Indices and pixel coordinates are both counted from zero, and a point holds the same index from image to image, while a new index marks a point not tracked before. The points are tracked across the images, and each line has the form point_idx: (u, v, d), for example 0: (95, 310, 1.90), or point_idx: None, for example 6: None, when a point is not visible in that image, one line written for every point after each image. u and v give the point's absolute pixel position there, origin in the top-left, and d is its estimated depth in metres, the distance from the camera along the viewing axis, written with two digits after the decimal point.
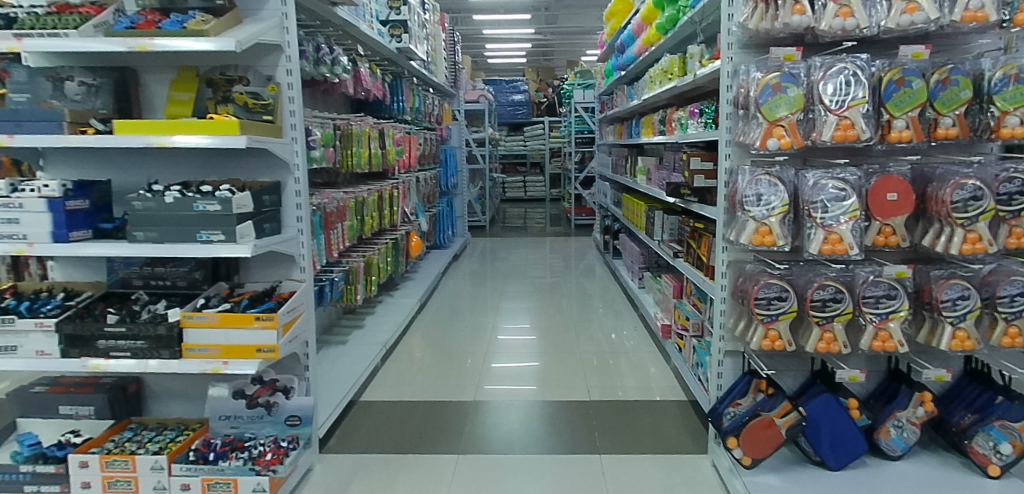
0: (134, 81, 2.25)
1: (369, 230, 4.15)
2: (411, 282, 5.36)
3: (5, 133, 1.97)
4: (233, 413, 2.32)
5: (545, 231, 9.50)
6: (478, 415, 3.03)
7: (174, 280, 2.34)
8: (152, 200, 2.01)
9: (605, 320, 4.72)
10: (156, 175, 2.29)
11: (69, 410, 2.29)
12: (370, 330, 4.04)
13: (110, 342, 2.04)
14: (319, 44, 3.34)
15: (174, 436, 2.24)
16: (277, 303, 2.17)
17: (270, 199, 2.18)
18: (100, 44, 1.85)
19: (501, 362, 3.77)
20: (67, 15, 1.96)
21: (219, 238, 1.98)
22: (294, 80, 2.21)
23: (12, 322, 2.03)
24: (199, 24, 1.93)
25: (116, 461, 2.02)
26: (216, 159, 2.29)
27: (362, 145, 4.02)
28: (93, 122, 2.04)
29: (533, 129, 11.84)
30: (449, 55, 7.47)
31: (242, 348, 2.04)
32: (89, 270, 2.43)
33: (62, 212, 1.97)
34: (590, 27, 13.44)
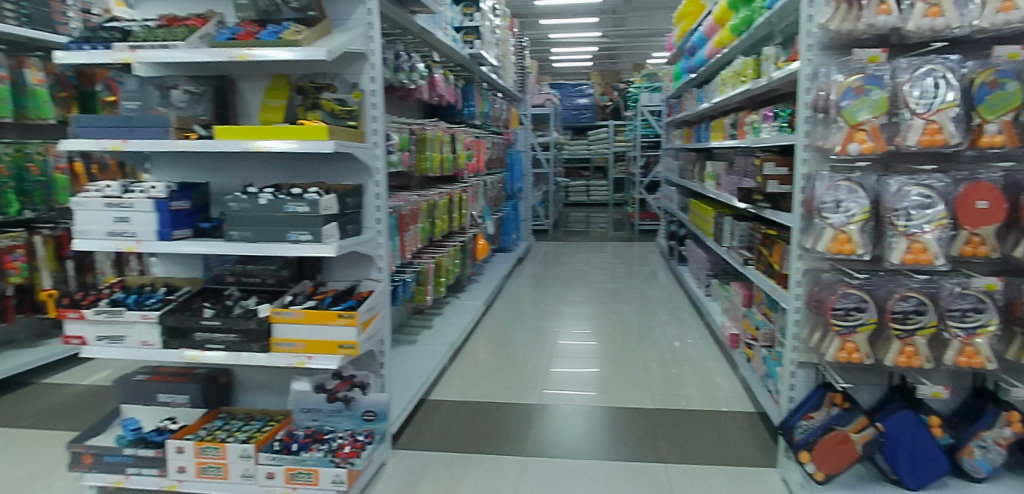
0: (232, 90, 2.38)
1: (439, 233, 4.22)
2: (476, 285, 5.42)
3: (118, 139, 2.09)
4: (315, 406, 2.39)
5: (607, 236, 9.43)
6: (542, 418, 3.04)
7: (263, 277, 2.46)
8: (247, 202, 2.12)
9: (668, 327, 4.65)
10: (251, 178, 2.42)
11: (167, 398, 2.42)
12: (437, 331, 4.11)
13: (205, 335, 2.16)
14: (398, 52, 3.45)
15: (261, 427, 2.35)
16: (357, 301, 2.25)
17: (352, 201, 2.26)
18: (206, 55, 1.96)
19: (564, 366, 3.78)
20: (176, 27, 2.07)
21: (307, 238, 2.07)
22: (377, 87, 2.29)
23: (121, 313, 2.16)
24: (293, 34, 2.02)
25: (209, 448, 2.13)
26: (303, 163, 2.39)
27: (435, 149, 4.11)
28: (196, 128, 2.15)
29: (598, 133, 11.78)
30: (518, 59, 7.53)
31: (324, 344, 2.13)
32: (187, 267, 2.58)
33: (166, 213, 2.09)
34: (658, 30, 13.27)
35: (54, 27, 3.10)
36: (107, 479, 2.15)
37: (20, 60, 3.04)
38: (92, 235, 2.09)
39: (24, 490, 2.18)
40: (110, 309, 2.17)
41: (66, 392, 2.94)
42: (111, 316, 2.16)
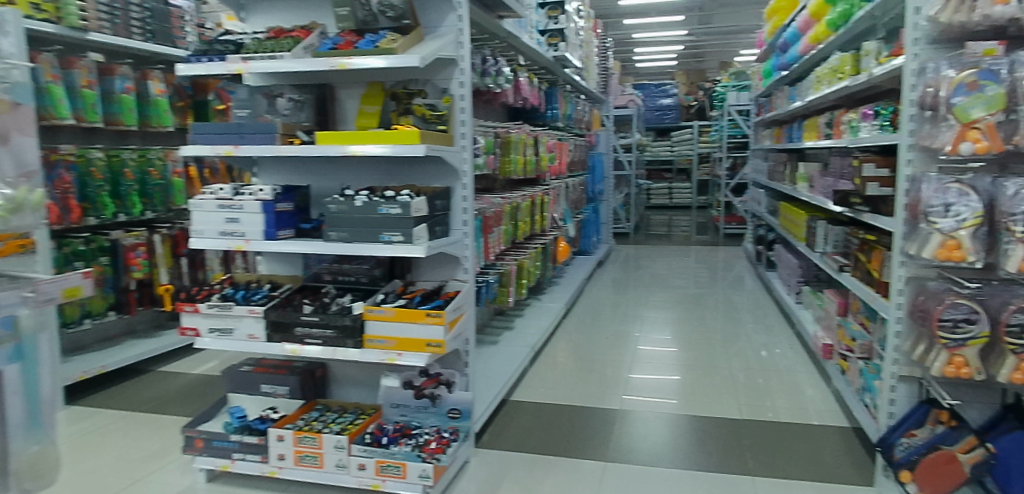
0: (332, 97, 2.50)
1: (522, 235, 4.26)
2: (557, 287, 5.43)
3: (230, 144, 2.24)
4: (403, 402, 2.48)
5: (690, 240, 9.20)
6: (624, 424, 3.00)
7: (357, 276, 2.56)
8: (344, 204, 2.21)
9: (756, 335, 4.49)
10: (347, 181, 2.52)
11: (269, 389, 2.56)
12: (519, 332, 4.15)
13: (305, 330, 2.27)
14: (484, 57, 3.52)
15: (353, 419, 2.44)
16: (444, 300, 2.31)
17: (441, 203, 2.33)
18: (309, 65, 2.07)
19: (645, 372, 3.72)
20: (282, 39, 2.20)
21: (398, 239, 2.14)
22: (466, 92, 2.35)
23: (230, 308, 2.31)
24: (389, 42, 2.09)
25: (306, 437, 2.24)
26: (396, 167, 2.48)
27: (519, 152, 4.15)
28: (299, 134, 2.27)
29: (681, 134, 11.51)
30: (601, 60, 7.48)
31: (413, 342, 2.19)
32: (288, 265, 2.73)
33: (272, 214, 2.22)
34: (747, 27, 12.81)
35: (173, 41, 3.35)
36: (216, 463, 2.29)
37: (144, 73, 3.30)
38: (206, 235, 2.25)
39: (143, 469, 2.36)
40: (220, 303, 2.33)
41: (179, 381, 3.16)
42: (222, 310, 2.32)
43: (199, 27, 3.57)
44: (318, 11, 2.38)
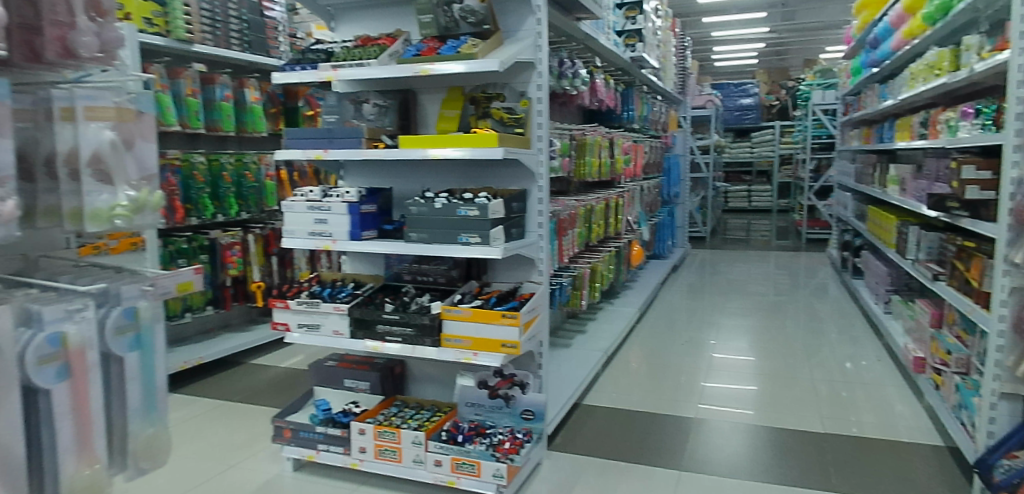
0: (414, 102, 2.57)
1: (596, 237, 4.24)
2: (630, 291, 5.37)
3: (320, 149, 2.34)
4: (478, 401, 2.51)
5: (770, 245, 8.87)
6: (698, 433, 2.93)
7: (435, 276, 2.62)
8: (425, 206, 2.26)
9: (840, 345, 4.28)
10: (427, 183, 2.59)
11: (352, 384, 2.66)
12: (592, 336, 4.13)
13: (385, 327, 2.34)
14: (561, 59, 3.52)
15: (430, 416, 2.49)
16: (519, 302, 2.33)
17: (517, 206, 2.35)
18: (393, 72, 2.14)
19: (721, 381, 3.62)
20: (369, 47, 2.26)
21: (476, 241, 2.18)
22: (543, 94, 2.35)
23: (318, 304, 2.42)
24: (470, 48, 2.13)
25: (385, 432, 2.30)
26: (474, 170, 2.53)
27: (594, 154, 4.13)
28: (384, 138, 2.35)
29: (762, 134, 11.12)
30: (679, 61, 7.33)
31: (489, 342, 2.22)
32: (371, 265, 2.82)
33: (357, 215, 2.30)
34: (834, 22, 12.23)
35: (268, 51, 3.54)
36: (302, 452, 2.40)
37: (242, 82, 3.50)
38: (297, 235, 2.36)
39: (236, 456, 2.49)
40: (309, 300, 2.44)
41: (269, 373, 3.34)
42: (310, 307, 2.43)
43: (291, 37, 3.76)
44: (402, 19, 2.46)
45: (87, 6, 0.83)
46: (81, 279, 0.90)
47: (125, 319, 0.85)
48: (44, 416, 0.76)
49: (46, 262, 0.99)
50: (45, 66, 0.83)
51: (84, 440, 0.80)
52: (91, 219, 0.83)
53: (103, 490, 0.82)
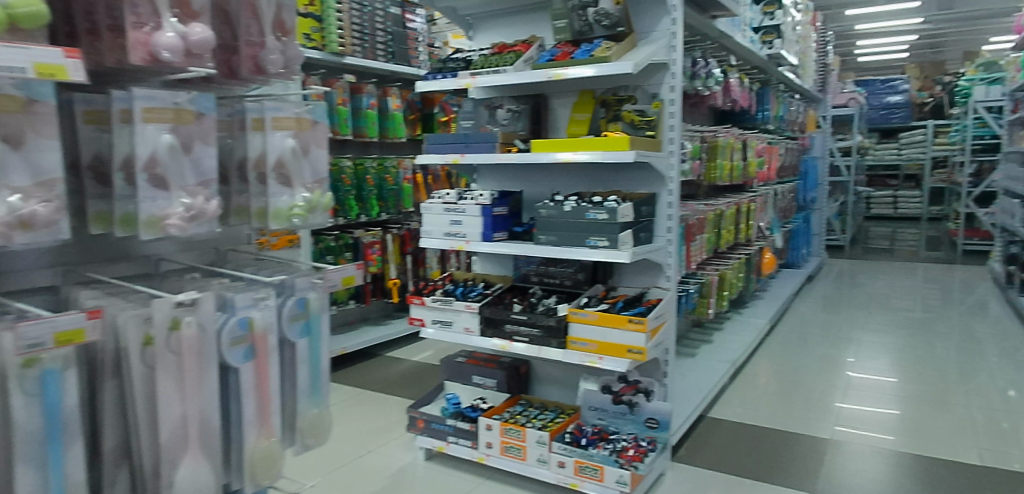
0: (546, 106, 2.61)
1: (725, 244, 4.08)
2: (760, 301, 5.12)
3: (457, 153, 2.44)
4: (601, 406, 2.49)
5: (918, 256, 8.09)
6: (835, 456, 2.74)
7: (562, 279, 2.62)
8: (554, 209, 2.27)
9: (1002, 370, 3.83)
10: (557, 187, 2.61)
11: (480, 380, 2.72)
12: (718, 346, 3.98)
13: (513, 327, 2.39)
14: (694, 59, 3.43)
15: (554, 417, 2.50)
16: (647, 308, 2.28)
17: (646, 210, 2.31)
18: (528, 78, 2.18)
19: (860, 402, 3.35)
20: (505, 54, 2.31)
21: (604, 244, 2.17)
22: (676, 96, 2.30)
23: (451, 302, 2.52)
24: (604, 51, 2.13)
25: (511, 429, 2.35)
26: (603, 173, 2.52)
27: (726, 157, 3.98)
28: (516, 142, 2.40)
29: (912, 135, 10.18)
30: (819, 57, 6.88)
31: (615, 347, 2.20)
32: (500, 266, 2.90)
33: (489, 217, 2.37)
34: (1003, 9, 10.95)
35: (409, 60, 3.73)
36: (433, 443, 2.51)
37: (385, 90, 3.71)
38: (434, 235, 2.48)
39: (374, 442, 2.65)
40: (443, 298, 2.55)
41: (402, 366, 3.51)
42: (444, 304, 2.53)
43: (429, 46, 3.94)
44: (538, 25, 2.50)
45: (276, 28, 0.92)
46: (264, 272, 1.01)
47: (298, 308, 0.95)
48: (234, 391, 0.86)
49: (232, 255, 1.11)
50: (239, 82, 0.94)
51: (264, 415, 0.89)
52: (274, 218, 0.93)
53: (278, 461, 0.91)
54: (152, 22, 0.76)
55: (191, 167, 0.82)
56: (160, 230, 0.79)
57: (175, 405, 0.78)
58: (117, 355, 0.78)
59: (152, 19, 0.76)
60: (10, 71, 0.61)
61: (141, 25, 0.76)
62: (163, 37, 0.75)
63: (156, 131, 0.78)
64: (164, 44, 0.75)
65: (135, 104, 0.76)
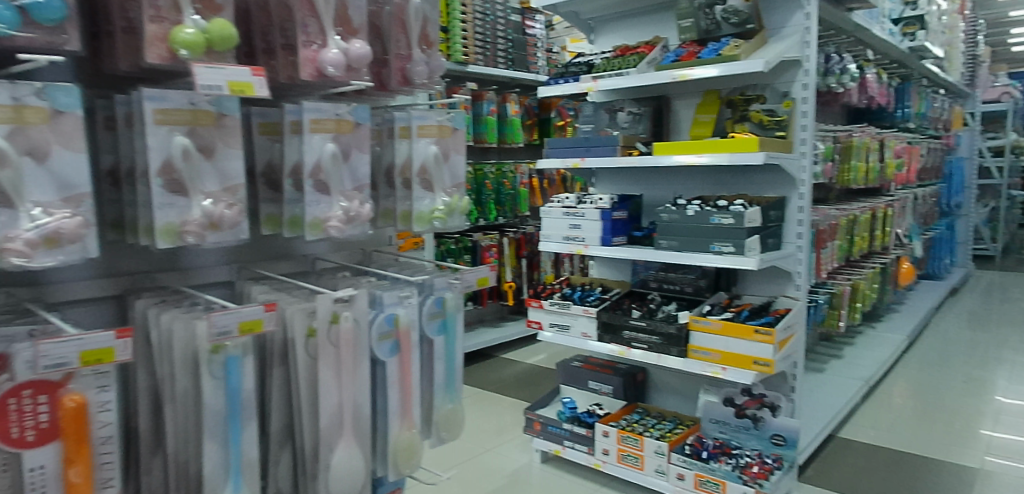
0: (667, 108, 2.52)
1: (858, 251, 3.79)
2: (896, 315, 4.72)
3: (577, 157, 2.43)
4: (723, 419, 2.33)
5: None
6: (987, 488, 2.47)
7: (682, 285, 2.48)
8: (676, 213, 2.19)
9: None
10: (678, 190, 2.53)
11: (596, 386, 2.67)
12: (849, 362, 3.71)
13: (632, 333, 2.31)
14: (828, 54, 3.23)
15: (672, 428, 2.40)
16: (775, 318, 2.13)
17: (775, 214, 2.19)
18: (652, 79, 2.15)
19: (1012, 430, 2.99)
20: (629, 55, 2.28)
21: (729, 250, 2.06)
22: (810, 94, 2.17)
23: (568, 306, 2.48)
24: (732, 49, 2.05)
25: (629, 438, 2.30)
26: (727, 176, 2.41)
27: (861, 158, 3.71)
28: (638, 146, 2.35)
29: None
30: (968, 48, 6.26)
31: (739, 357, 2.08)
32: (617, 270, 2.78)
33: (609, 221, 2.33)
34: None
35: (527, 66, 3.79)
36: (549, 446, 2.51)
37: (504, 97, 3.79)
38: (552, 239, 2.47)
39: (492, 441, 2.71)
40: (561, 302, 2.51)
41: (516, 369, 3.55)
42: (561, 308, 2.50)
43: (548, 51, 3.97)
44: (662, 26, 2.45)
45: (421, 41, 0.97)
46: (405, 271, 1.07)
47: (437, 306, 0.99)
48: (381, 384, 0.92)
49: (377, 255, 1.19)
50: (387, 93, 1.00)
51: (406, 406, 0.94)
52: (417, 220, 0.99)
53: (418, 452, 0.95)
54: (319, 41, 0.83)
55: (348, 174, 0.88)
56: (322, 231, 0.86)
57: (333, 393, 0.84)
58: (284, 344, 0.85)
59: (320, 38, 0.83)
60: (210, 89, 0.68)
61: (310, 44, 0.83)
62: (328, 54, 0.82)
63: (320, 140, 0.85)
64: (329, 60, 0.82)
65: (304, 116, 0.83)
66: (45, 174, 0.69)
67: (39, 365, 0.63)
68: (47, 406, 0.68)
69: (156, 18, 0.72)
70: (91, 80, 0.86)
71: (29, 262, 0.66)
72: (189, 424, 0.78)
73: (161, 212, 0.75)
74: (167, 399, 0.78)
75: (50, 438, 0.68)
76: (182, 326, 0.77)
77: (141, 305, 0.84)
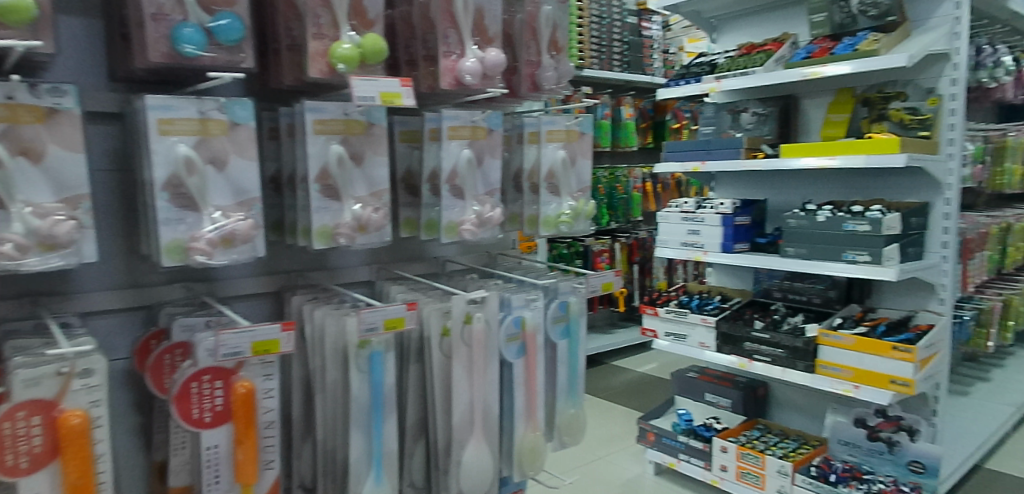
0: (795, 108, 2.38)
1: (1013, 263, 3.41)
2: None
3: (698, 160, 2.34)
4: (854, 441, 2.14)
5: None
6: None
7: (809, 295, 2.29)
8: (805, 218, 2.03)
9: None
10: (807, 195, 2.36)
11: (713, 398, 2.55)
12: (999, 386, 3.34)
13: (754, 345, 2.15)
14: (979, 45, 2.94)
15: (796, 448, 2.23)
16: (915, 334, 1.92)
17: (916, 221, 2.00)
18: (780, 78, 2.04)
19: None
20: (755, 54, 2.18)
21: (864, 259, 1.90)
22: (959, 90, 1.98)
23: (685, 314, 2.35)
24: (871, 44, 1.90)
25: (749, 455, 2.18)
26: (860, 180, 2.23)
27: (1018, 160, 3.33)
28: (764, 148, 2.24)
29: None
30: None
31: (874, 376, 1.88)
32: (737, 279, 2.62)
33: (731, 227, 2.23)
34: None
35: (643, 68, 3.73)
36: (664, 458, 2.44)
37: (619, 100, 3.75)
38: (670, 245, 2.39)
39: (604, 449, 2.68)
40: (677, 309, 2.38)
41: (626, 377, 3.49)
42: (678, 316, 2.37)
43: (664, 53, 3.89)
44: (791, 22, 2.33)
45: (550, 46, 0.99)
46: (530, 274, 1.09)
47: (560, 310, 0.99)
48: (508, 384, 0.94)
49: (502, 259, 1.22)
50: (517, 99, 1.02)
51: (531, 408, 0.95)
52: (544, 224, 1.00)
53: (542, 455, 0.96)
54: (458, 51, 0.87)
55: (481, 179, 0.91)
56: (456, 234, 0.89)
57: (465, 392, 0.87)
58: (420, 342, 0.89)
59: (458, 48, 0.87)
60: (365, 100, 0.73)
61: (449, 54, 0.86)
62: (466, 64, 0.85)
63: (457, 146, 0.88)
64: (467, 69, 0.85)
65: (443, 123, 0.87)
66: (224, 181, 0.76)
67: (219, 354, 0.69)
68: (223, 390, 0.75)
69: (318, 36, 0.78)
70: (259, 94, 0.94)
71: (209, 259, 0.74)
72: (337, 414, 0.84)
73: (317, 215, 0.80)
74: (318, 390, 0.84)
75: (223, 419, 0.75)
76: (333, 322, 0.82)
77: (297, 300, 0.91)
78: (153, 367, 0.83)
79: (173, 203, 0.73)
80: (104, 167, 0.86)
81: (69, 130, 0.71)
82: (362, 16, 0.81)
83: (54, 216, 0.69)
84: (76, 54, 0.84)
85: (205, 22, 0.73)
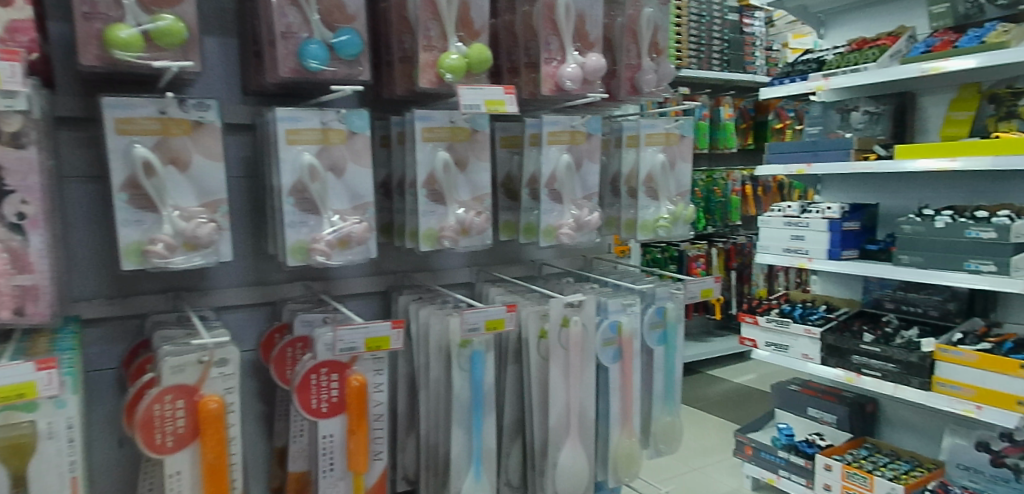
0: (911, 106, 2.23)
1: None
2: None
3: (803, 162, 2.22)
4: (974, 465, 1.96)
5: None
6: None
7: (925, 307, 2.10)
8: (922, 224, 1.89)
9: None
10: (924, 199, 2.20)
11: (816, 413, 2.42)
12: None
13: (863, 359, 2.00)
14: None
15: (909, 470, 2.04)
16: None
17: None
18: (896, 74, 1.92)
19: None
20: (867, 49, 2.06)
21: (990, 269, 1.74)
22: None
23: (788, 324, 2.21)
24: (1000, 36, 1.75)
25: (855, 475, 2.04)
26: (984, 183, 2.05)
27: None
28: (876, 149, 2.11)
29: None
30: None
31: (1002, 396, 1.70)
32: (845, 287, 2.48)
33: (838, 233, 2.11)
34: None
35: (744, 67, 3.61)
36: (762, 474, 2.34)
37: (718, 100, 3.64)
38: (771, 250, 2.28)
39: (699, 460, 2.60)
40: (779, 318, 2.24)
41: (722, 387, 3.38)
42: (780, 326, 2.23)
43: (767, 50, 3.74)
44: (909, 14, 2.19)
45: (651, 49, 0.99)
46: (627, 279, 1.09)
47: (657, 316, 0.99)
48: (604, 389, 0.94)
49: (597, 263, 1.23)
50: (617, 103, 1.02)
51: (628, 414, 0.95)
52: (642, 229, 1.01)
53: (638, 462, 0.96)
54: (559, 57, 0.88)
55: (580, 183, 0.93)
56: (555, 238, 0.91)
57: (562, 394, 0.88)
58: (518, 343, 0.91)
59: (560, 54, 0.88)
60: (471, 108, 0.76)
61: (551, 60, 0.88)
62: (566, 70, 0.86)
63: (557, 151, 0.89)
64: (568, 75, 0.86)
65: (543, 129, 0.89)
66: (342, 187, 0.81)
67: (336, 348, 0.74)
68: (338, 382, 0.79)
69: (428, 47, 0.81)
70: (373, 104, 0.99)
71: (328, 259, 0.79)
72: (439, 410, 0.87)
73: (424, 219, 0.84)
74: (422, 386, 0.88)
75: (338, 410, 0.80)
76: (438, 321, 0.86)
77: (404, 299, 0.96)
78: (277, 359, 0.89)
79: (298, 207, 0.79)
80: (239, 174, 0.94)
81: (210, 141, 0.78)
82: (469, 27, 0.84)
83: (198, 218, 0.76)
84: (217, 71, 0.92)
85: (327, 39, 0.78)
